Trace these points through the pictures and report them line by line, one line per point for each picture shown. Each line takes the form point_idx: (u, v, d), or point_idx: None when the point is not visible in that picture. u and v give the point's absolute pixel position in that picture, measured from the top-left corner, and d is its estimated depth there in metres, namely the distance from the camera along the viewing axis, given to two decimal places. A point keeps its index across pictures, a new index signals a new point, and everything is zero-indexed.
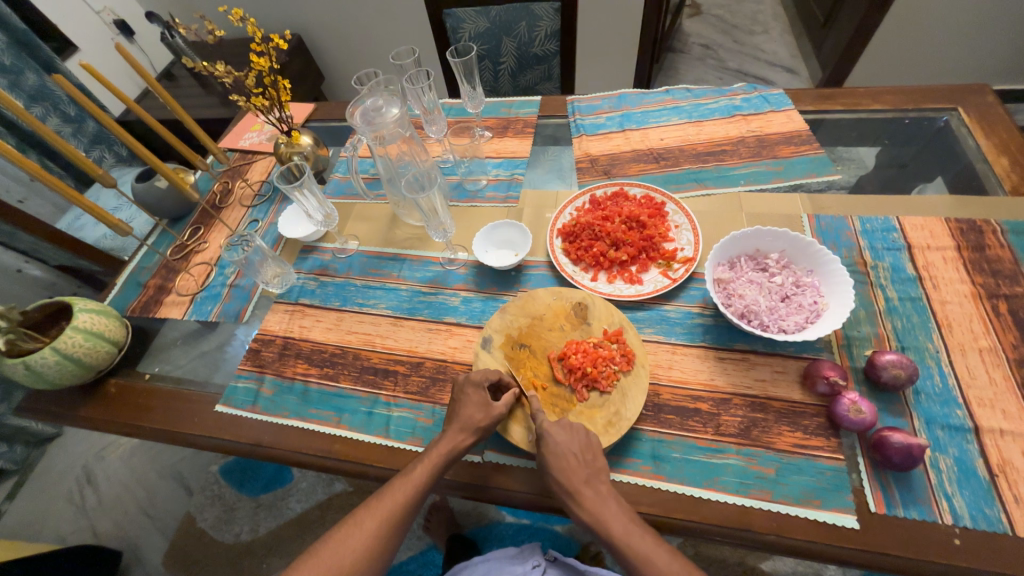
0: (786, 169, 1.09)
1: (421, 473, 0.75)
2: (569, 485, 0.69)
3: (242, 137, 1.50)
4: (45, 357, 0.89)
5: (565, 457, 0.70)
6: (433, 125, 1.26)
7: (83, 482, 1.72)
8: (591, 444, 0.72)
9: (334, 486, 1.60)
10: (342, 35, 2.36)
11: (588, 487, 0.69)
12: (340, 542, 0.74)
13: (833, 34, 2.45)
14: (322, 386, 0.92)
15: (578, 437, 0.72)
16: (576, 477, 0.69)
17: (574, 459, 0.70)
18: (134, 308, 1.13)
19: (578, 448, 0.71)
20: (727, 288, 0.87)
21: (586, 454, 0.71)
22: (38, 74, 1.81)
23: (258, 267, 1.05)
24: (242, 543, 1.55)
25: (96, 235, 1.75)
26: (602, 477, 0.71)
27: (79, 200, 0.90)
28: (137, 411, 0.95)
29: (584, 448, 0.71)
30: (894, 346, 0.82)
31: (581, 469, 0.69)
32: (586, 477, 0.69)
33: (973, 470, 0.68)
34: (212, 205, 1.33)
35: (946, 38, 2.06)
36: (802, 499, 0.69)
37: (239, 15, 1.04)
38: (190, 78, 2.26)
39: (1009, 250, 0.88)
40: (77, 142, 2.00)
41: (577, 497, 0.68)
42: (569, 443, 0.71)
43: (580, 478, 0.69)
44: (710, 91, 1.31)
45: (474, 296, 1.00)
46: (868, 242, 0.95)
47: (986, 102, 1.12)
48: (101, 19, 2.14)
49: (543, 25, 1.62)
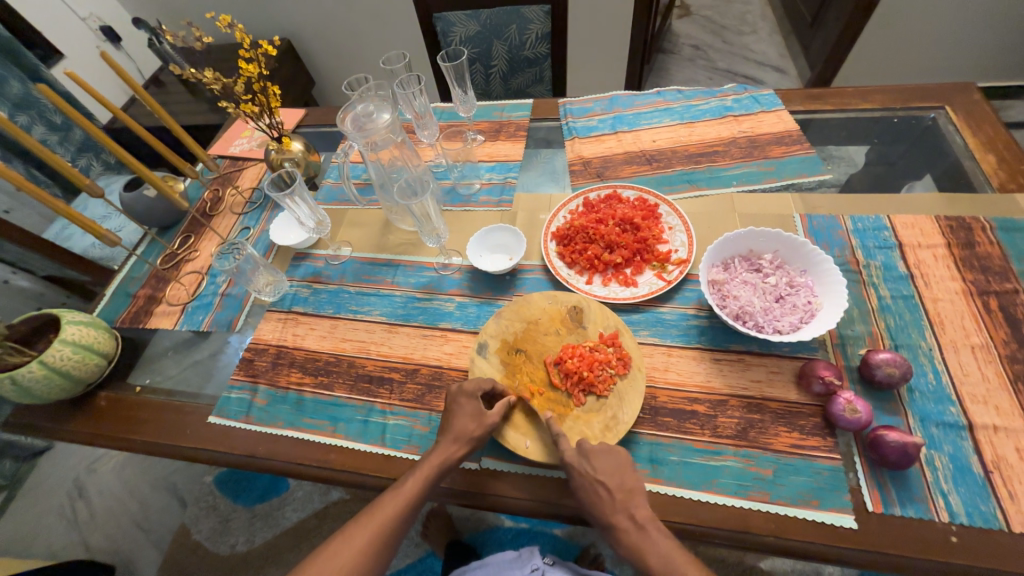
0: (777, 170, 1.10)
1: (414, 485, 0.74)
2: (604, 517, 0.69)
3: (232, 144, 1.48)
4: (31, 371, 0.87)
5: (595, 487, 0.69)
6: (425, 129, 1.24)
7: (74, 496, 1.69)
8: (621, 466, 0.71)
9: (331, 494, 1.59)
10: (332, 39, 2.35)
11: (623, 516, 0.68)
12: (329, 557, 0.73)
13: (821, 33, 2.47)
14: (316, 395, 0.91)
15: (607, 459, 0.71)
16: (610, 507, 0.68)
17: (605, 489, 0.69)
18: (123, 319, 1.12)
19: (608, 476, 0.70)
20: (722, 289, 0.87)
21: (617, 479, 0.70)
22: (23, 82, 1.79)
23: (249, 276, 1.03)
24: (238, 554, 1.53)
25: (84, 245, 1.73)
26: (636, 500, 0.70)
27: (65, 212, 0.88)
28: (127, 424, 0.94)
29: (614, 475, 0.70)
30: (888, 344, 0.82)
31: (615, 499, 0.69)
32: (621, 505, 0.69)
33: (968, 467, 0.69)
34: (202, 213, 1.32)
35: (931, 36, 2.09)
36: (800, 500, 0.69)
37: (226, 22, 1.02)
38: (178, 84, 2.24)
39: (999, 247, 0.89)
40: (64, 151, 1.97)
41: (614, 530, 0.68)
42: (598, 470, 0.70)
43: (615, 508, 0.68)
44: (701, 92, 1.32)
45: (469, 301, 1.00)
46: (859, 241, 0.95)
47: (972, 99, 1.13)
48: (86, 25, 2.11)
49: (534, 28, 1.62)
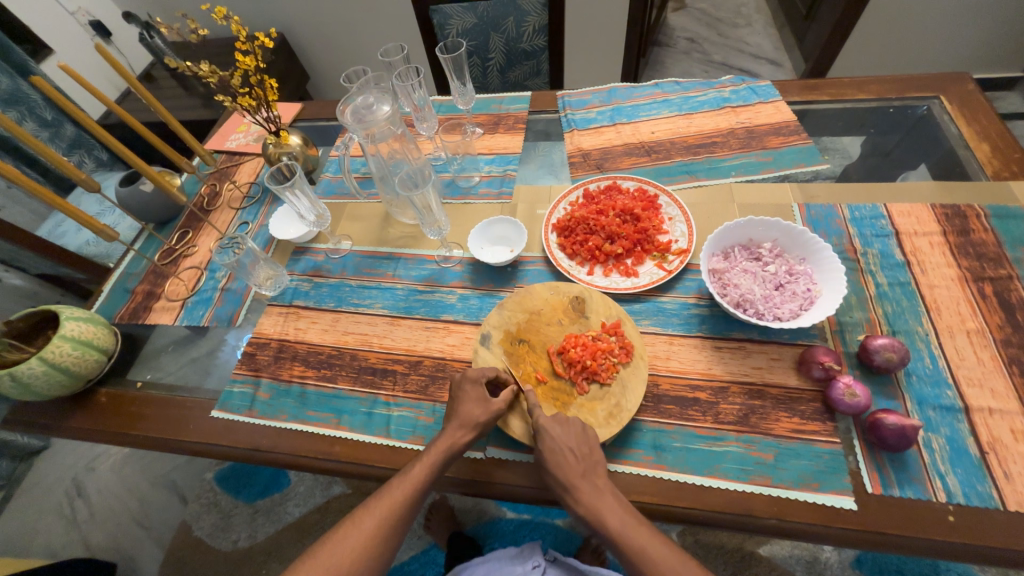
0: (775, 160, 1.11)
1: (422, 470, 0.74)
2: (564, 479, 0.69)
3: (228, 139, 1.47)
4: (31, 367, 0.86)
5: (562, 452, 0.70)
6: (424, 122, 1.26)
7: (73, 495, 1.68)
8: (586, 437, 0.73)
9: (332, 488, 1.59)
10: (327, 33, 2.33)
11: (584, 480, 0.69)
12: (331, 548, 0.73)
13: (816, 26, 2.48)
14: (320, 388, 0.91)
15: (572, 429, 0.73)
16: (572, 471, 0.69)
17: (570, 453, 0.70)
18: (122, 314, 1.11)
19: (574, 443, 0.71)
20: (722, 278, 0.88)
21: (581, 447, 0.71)
22: (12, 77, 1.76)
23: (249, 269, 1.02)
24: (240, 549, 1.53)
25: (79, 242, 1.71)
26: (598, 470, 0.71)
27: (63, 206, 0.88)
28: (129, 419, 0.93)
29: (578, 442, 0.72)
30: (885, 330, 0.83)
31: (577, 464, 0.70)
32: (582, 471, 0.69)
33: (965, 449, 0.70)
34: (200, 208, 1.31)
35: (923, 29, 2.11)
36: (801, 483, 0.70)
37: (223, 13, 1.01)
38: (171, 79, 2.21)
39: (993, 234, 0.91)
40: (56, 147, 1.95)
41: (573, 491, 0.69)
42: (565, 437, 0.72)
43: (575, 471, 0.69)
44: (699, 83, 1.32)
45: (470, 293, 1.00)
46: (857, 229, 0.96)
47: (967, 89, 1.15)
48: (76, 20, 2.08)
49: (531, 20, 1.62)
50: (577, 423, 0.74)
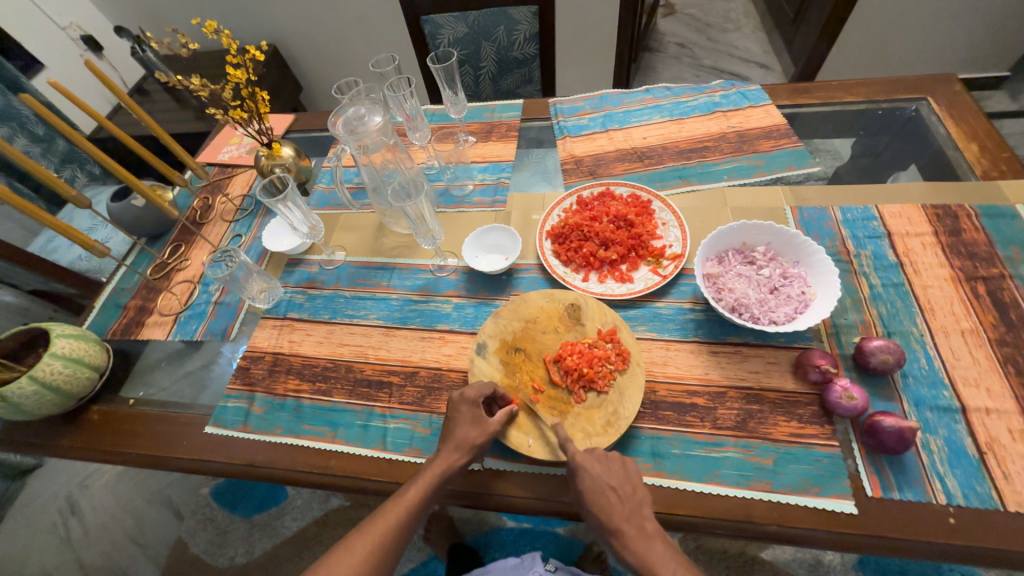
0: (767, 163, 1.11)
1: (416, 494, 0.73)
2: (610, 524, 0.68)
3: (220, 151, 1.47)
4: (21, 386, 0.85)
5: (604, 491, 0.68)
6: (417, 131, 1.25)
7: (67, 513, 1.62)
8: (628, 475, 0.71)
9: (331, 501, 1.58)
10: (319, 44, 2.33)
11: (629, 523, 0.68)
12: (328, 569, 0.73)
13: (804, 29, 2.51)
14: (315, 402, 0.90)
15: (614, 467, 0.71)
16: (617, 513, 0.68)
17: (612, 493, 0.69)
18: (115, 330, 1.10)
19: (616, 482, 0.70)
20: (717, 282, 0.88)
21: (623, 486, 0.70)
22: (3, 94, 1.76)
23: (242, 283, 1.01)
24: (237, 565, 1.52)
25: (71, 257, 1.70)
26: (644, 511, 0.70)
27: (52, 223, 0.87)
28: (122, 437, 0.92)
29: (621, 481, 0.70)
30: (880, 332, 0.83)
31: (621, 505, 0.69)
32: (627, 513, 0.69)
33: (963, 450, 0.70)
34: (192, 221, 1.30)
35: (908, 31, 2.14)
36: (801, 488, 0.70)
37: (212, 27, 1.01)
38: (163, 92, 2.21)
39: (984, 233, 0.91)
40: (47, 162, 1.94)
41: (619, 535, 0.68)
42: (607, 475, 0.70)
43: (621, 515, 0.68)
44: (689, 88, 1.33)
45: (466, 301, 1.00)
46: (849, 231, 0.97)
47: (954, 90, 1.16)
48: (67, 35, 2.09)
49: (521, 29, 1.63)
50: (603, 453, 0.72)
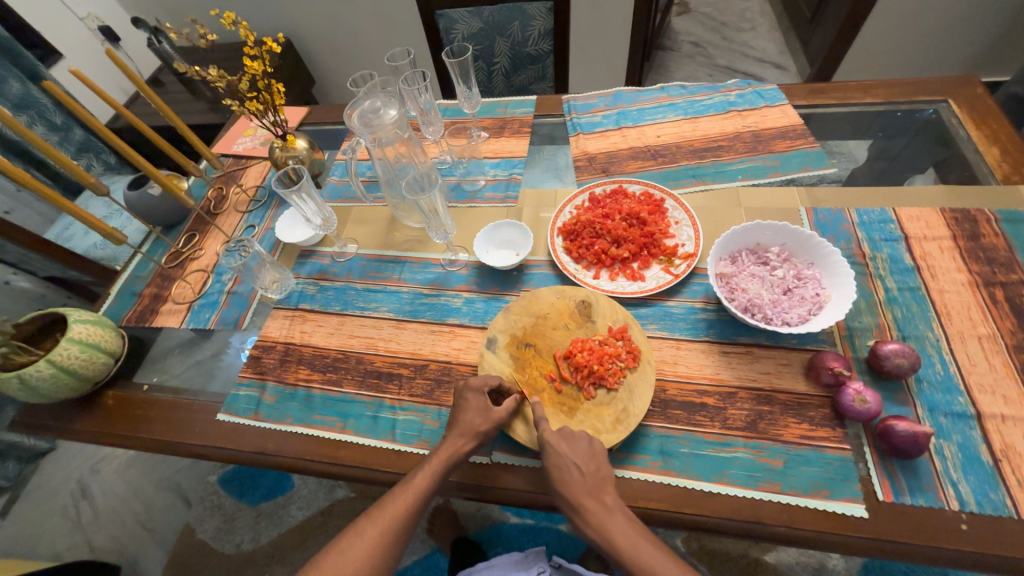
0: (783, 164, 1.10)
1: (423, 479, 0.74)
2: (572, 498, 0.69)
3: (235, 142, 1.48)
4: (40, 370, 0.86)
5: (568, 467, 0.70)
6: (431, 125, 1.27)
7: (78, 497, 1.67)
8: (593, 451, 0.72)
9: (335, 492, 1.59)
10: (334, 38, 2.34)
11: (605, 510, 0.68)
12: (340, 555, 0.74)
13: (820, 30, 2.48)
14: (325, 392, 0.91)
15: (579, 444, 0.72)
16: (578, 489, 0.69)
17: (576, 469, 0.69)
18: (130, 318, 1.11)
19: (580, 459, 0.70)
20: (730, 282, 0.88)
21: (590, 464, 0.70)
22: (22, 83, 1.78)
23: (256, 272, 1.02)
24: (243, 552, 1.53)
25: (87, 244, 1.72)
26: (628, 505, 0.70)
27: (74, 212, 0.88)
28: (138, 422, 0.93)
29: (586, 458, 0.71)
30: (895, 335, 0.82)
31: (583, 480, 0.69)
32: (589, 489, 0.69)
33: (977, 456, 0.69)
34: (206, 211, 1.32)
35: (928, 32, 2.10)
36: (811, 490, 0.69)
37: (231, 18, 1.00)
38: (179, 82, 2.23)
39: (1004, 239, 0.90)
40: (65, 150, 1.97)
41: (602, 528, 0.68)
42: (571, 452, 0.71)
43: (606, 508, 0.68)
44: (705, 87, 1.32)
45: (476, 296, 1.00)
46: (865, 233, 0.96)
47: (976, 93, 1.14)
48: (85, 25, 2.12)
49: (536, 25, 1.63)
50: (585, 436, 0.73)
